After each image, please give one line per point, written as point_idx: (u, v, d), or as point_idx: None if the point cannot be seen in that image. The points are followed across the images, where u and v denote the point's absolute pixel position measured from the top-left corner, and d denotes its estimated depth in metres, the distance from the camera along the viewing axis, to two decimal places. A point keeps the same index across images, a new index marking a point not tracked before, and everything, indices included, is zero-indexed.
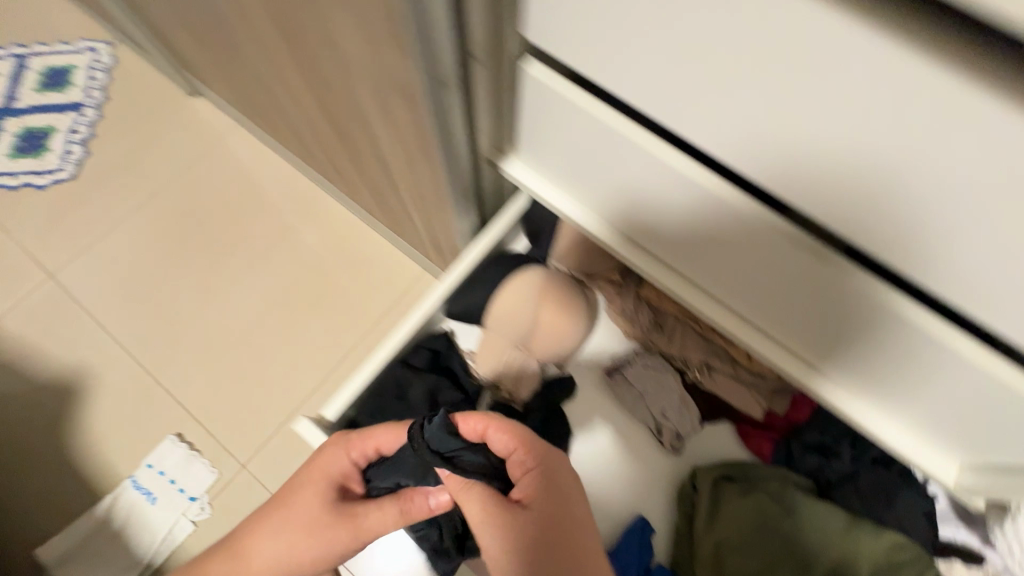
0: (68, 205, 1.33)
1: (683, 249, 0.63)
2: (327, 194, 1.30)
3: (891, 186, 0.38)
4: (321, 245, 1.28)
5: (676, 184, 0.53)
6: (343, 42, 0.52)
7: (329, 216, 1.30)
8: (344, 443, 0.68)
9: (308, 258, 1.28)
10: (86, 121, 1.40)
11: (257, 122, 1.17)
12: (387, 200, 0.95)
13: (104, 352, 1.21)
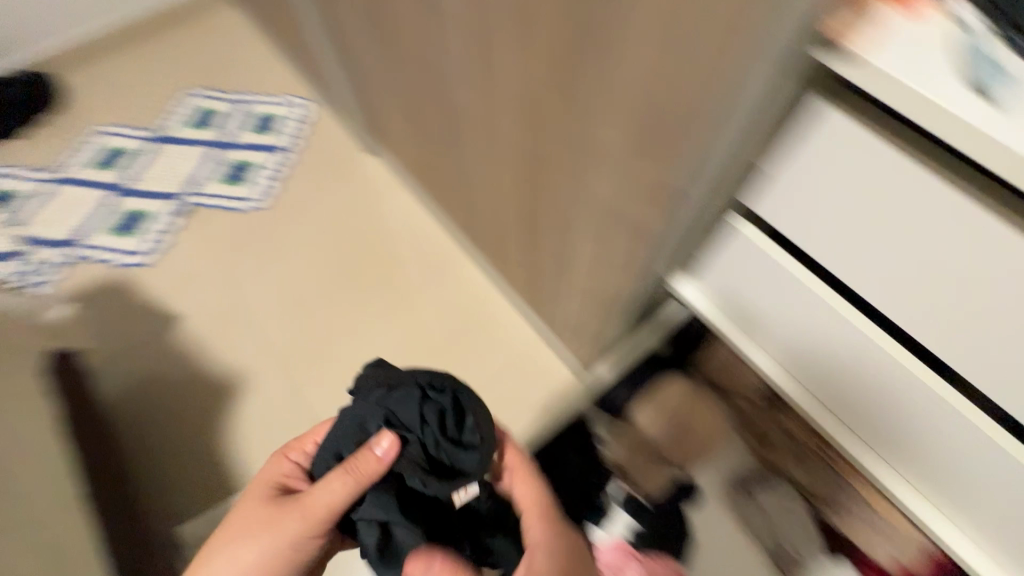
0: (263, 230, 1.63)
1: (833, 383, 0.71)
2: (468, 257, 1.50)
3: None
4: (456, 300, 1.46)
5: (852, 336, 0.62)
6: (588, 182, 0.66)
7: (466, 275, 1.49)
8: (287, 449, 0.86)
9: (442, 309, 1.45)
10: (286, 162, 1.74)
11: (428, 191, 1.40)
12: (537, 281, 1.11)
13: (262, 359, 1.41)
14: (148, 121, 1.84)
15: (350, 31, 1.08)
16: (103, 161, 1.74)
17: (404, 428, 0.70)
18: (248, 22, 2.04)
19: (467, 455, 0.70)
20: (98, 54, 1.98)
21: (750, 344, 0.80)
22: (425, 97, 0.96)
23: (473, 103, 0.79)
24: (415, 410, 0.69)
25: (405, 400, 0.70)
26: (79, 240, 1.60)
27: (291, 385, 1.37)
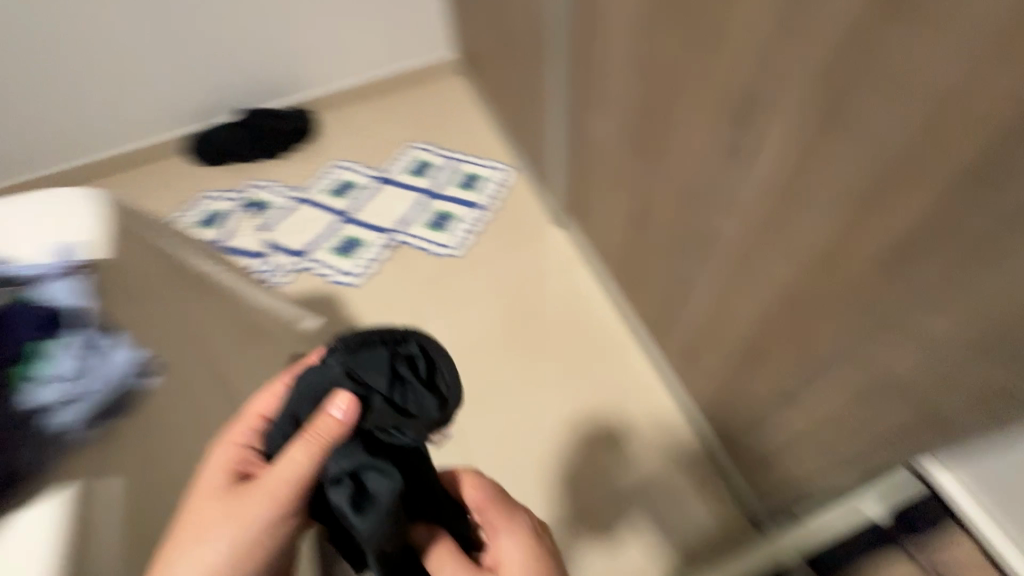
0: (451, 275, 1.81)
1: None
2: (637, 346, 1.59)
3: None
4: (620, 387, 1.54)
5: None
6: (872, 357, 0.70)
7: (632, 363, 1.58)
8: (230, 434, 0.79)
9: (605, 392, 1.54)
10: (482, 219, 1.94)
11: (622, 280, 1.49)
12: (731, 398, 1.14)
13: None
14: (377, 163, 2.15)
15: (606, 140, 1.22)
16: (336, 190, 2.06)
17: (366, 385, 0.69)
18: (470, 91, 2.35)
19: (413, 397, 0.70)
20: (349, 99, 2.38)
21: None
22: (671, 213, 1.06)
23: (741, 242, 0.86)
24: (378, 371, 0.70)
25: (373, 358, 0.70)
26: (308, 253, 1.88)
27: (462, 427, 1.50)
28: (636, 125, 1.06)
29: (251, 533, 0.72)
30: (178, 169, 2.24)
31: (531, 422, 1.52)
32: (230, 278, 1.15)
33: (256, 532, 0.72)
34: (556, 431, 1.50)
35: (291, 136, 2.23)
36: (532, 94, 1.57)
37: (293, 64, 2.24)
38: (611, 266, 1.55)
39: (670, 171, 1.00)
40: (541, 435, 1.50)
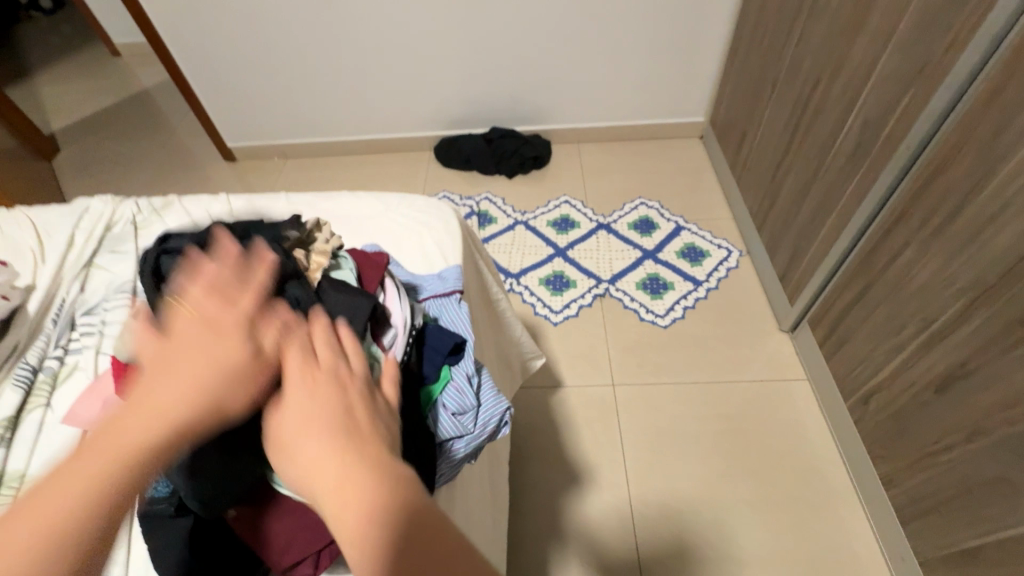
0: (653, 343, 1.70)
1: None
2: (863, 506, 1.35)
3: None
4: (832, 547, 1.31)
5: None
6: None
7: (853, 525, 1.33)
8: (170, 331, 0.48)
9: (812, 546, 1.32)
10: (696, 295, 1.81)
11: (872, 427, 1.28)
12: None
13: (615, 468, 1.46)
14: (603, 209, 2.16)
15: (930, 282, 1.06)
16: (559, 226, 2.10)
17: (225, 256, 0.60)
18: (710, 163, 2.29)
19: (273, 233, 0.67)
20: (587, 142, 2.46)
21: None
22: None
23: None
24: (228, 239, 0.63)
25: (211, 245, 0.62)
26: (520, 278, 1.92)
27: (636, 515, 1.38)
28: (1005, 286, 0.89)
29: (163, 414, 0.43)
30: (423, 166, 2.48)
31: (715, 545, 1.34)
32: (508, 313, 1.06)
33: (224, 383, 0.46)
34: (742, 566, 1.30)
35: (528, 161, 2.34)
36: (816, 195, 1.45)
37: (557, 96, 2.32)
38: (858, 407, 1.34)
39: None
40: (723, 564, 1.31)
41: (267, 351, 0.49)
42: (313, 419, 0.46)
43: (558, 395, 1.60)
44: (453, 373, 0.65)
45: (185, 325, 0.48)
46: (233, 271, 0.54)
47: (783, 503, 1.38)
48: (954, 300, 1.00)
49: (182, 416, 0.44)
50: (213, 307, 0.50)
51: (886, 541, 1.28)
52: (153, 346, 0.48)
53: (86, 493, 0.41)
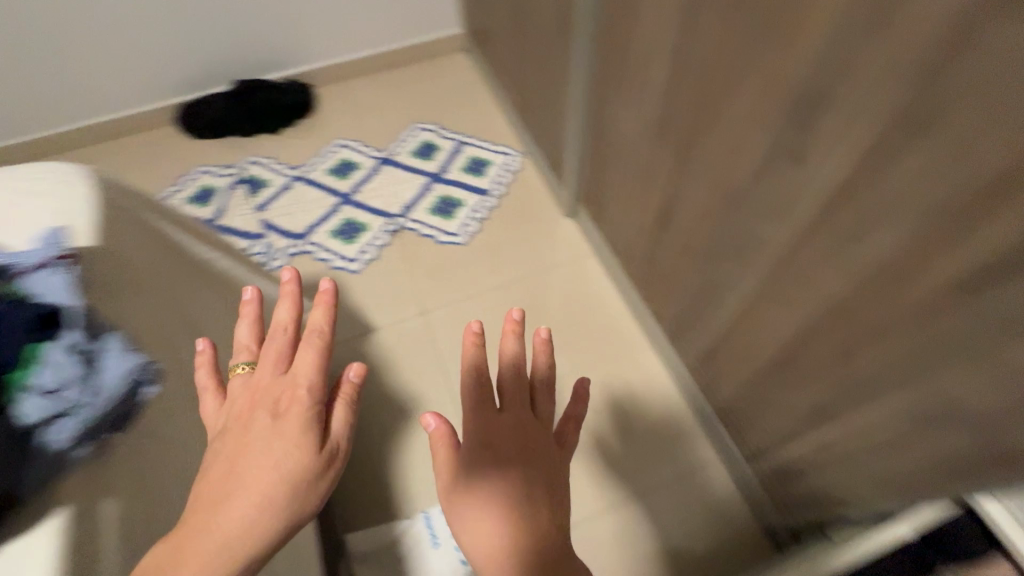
0: (454, 263, 1.71)
1: None
2: (649, 346, 1.53)
3: None
4: (630, 389, 1.47)
5: None
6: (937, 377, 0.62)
7: (645, 365, 1.51)
8: (258, 410, 0.73)
9: (615, 395, 1.47)
10: (486, 206, 1.83)
11: (638, 276, 1.43)
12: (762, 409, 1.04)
13: (439, 392, 1.47)
14: (382, 144, 2.05)
15: (634, 132, 1.14)
16: (339, 171, 1.97)
17: None
18: (480, 74, 2.26)
19: None
20: (353, 78, 2.27)
21: None
22: (706, 216, 0.98)
23: (785, 252, 0.79)
24: None
25: None
26: (308, 237, 1.79)
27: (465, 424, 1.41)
28: (669, 119, 0.98)
29: (262, 486, 0.67)
30: (169, 143, 2.11)
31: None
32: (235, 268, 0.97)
33: (293, 468, 0.69)
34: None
35: (290, 112, 2.12)
36: (550, 81, 1.50)
37: (298, 34, 2.09)
38: (628, 262, 1.47)
39: (707, 170, 0.92)
40: None
41: (338, 435, 0.76)
42: (498, 466, 0.69)
43: (371, 343, 1.56)
44: (48, 349, 0.61)
45: (260, 412, 0.72)
46: (287, 328, 0.82)
47: (590, 365, 1.52)
48: (649, 142, 1.10)
49: (279, 488, 0.68)
50: (281, 397, 0.74)
51: (669, 360, 1.46)
52: (241, 434, 0.71)
53: (218, 548, 0.62)
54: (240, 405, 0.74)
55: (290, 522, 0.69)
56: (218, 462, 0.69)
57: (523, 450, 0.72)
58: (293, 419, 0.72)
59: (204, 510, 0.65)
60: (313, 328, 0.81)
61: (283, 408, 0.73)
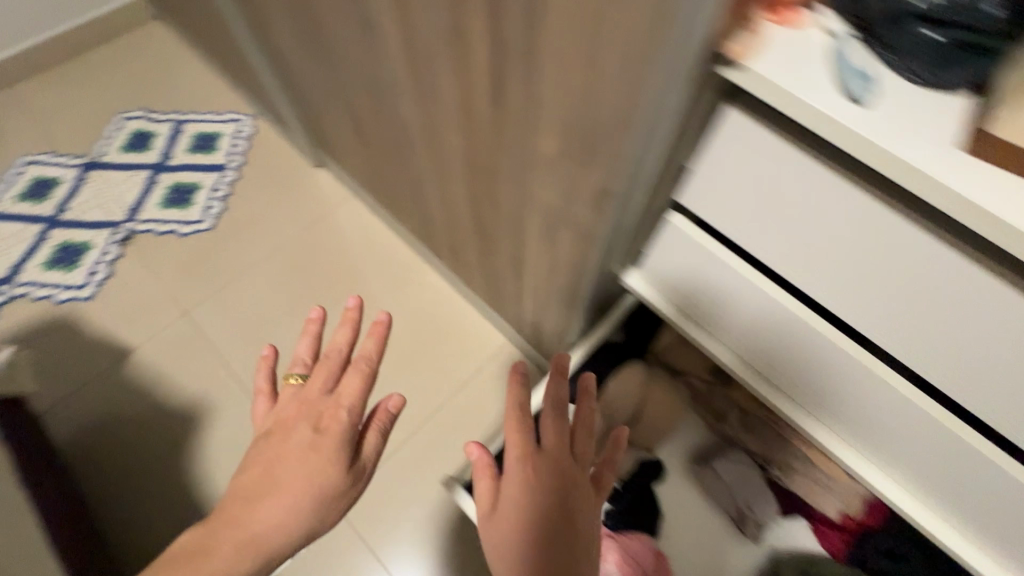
0: (205, 251, 1.55)
1: (830, 365, 0.67)
2: (427, 265, 1.52)
3: (847, 388, 0.68)
4: (418, 311, 1.46)
5: (795, 327, 0.66)
6: (534, 185, 0.68)
7: (427, 284, 1.50)
8: (302, 419, 0.78)
9: (406, 322, 1.45)
10: (226, 181, 1.67)
11: (385, 201, 1.41)
12: (497, 278, 1.10)
13: (223, 386, 1.36)
14: (84, 147, 1.75)
15: (297, 51, 1.08)
16: (35, 193, 1.65)
17: None
18: (181, 38, 1.97)
19: None
20: (22, 79, 1.87)
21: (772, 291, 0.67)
22: (374, 114, 0.97)
23: (420, 123, 0.81)
24: None
25: None
26: (15, 277, 1.50)
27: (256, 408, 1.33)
28: (302, 24, 0.94)
29: (286, 500, 0.70)
30: None
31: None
32: None
33: (319, 485, 0.71)
34: None
35: None
36: (223, 23, 1.36)
37: None
38: (373, 191, 1.44)
39: (347, 65, 0.90)
40: None
41: (367, 458, 0.78)
42: (534, 506, 0.66)
43: (131, 364, 1.39)
44: None
45: (303, 424, 0.77)
46: (339, 350, 0.85)
47: (371, 302, 1.48)
48: (309, 57, 1.05)
49: (302, 503, 0.70)
50: (328, 414, 0.78)
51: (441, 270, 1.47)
52: (279, 440, 0.76)
53: (237, 553, 0.66)
54: (286, 416, 0.79)
55: (311, 531, 0.71)
56: (260, 464, 0.74)
57: (558, 492, 0.67)
58: (325, 431, 0.75)
59: (247, 500, 0.71)
60: (365, 353, 0.84)
61: (325, 423, 0.76)
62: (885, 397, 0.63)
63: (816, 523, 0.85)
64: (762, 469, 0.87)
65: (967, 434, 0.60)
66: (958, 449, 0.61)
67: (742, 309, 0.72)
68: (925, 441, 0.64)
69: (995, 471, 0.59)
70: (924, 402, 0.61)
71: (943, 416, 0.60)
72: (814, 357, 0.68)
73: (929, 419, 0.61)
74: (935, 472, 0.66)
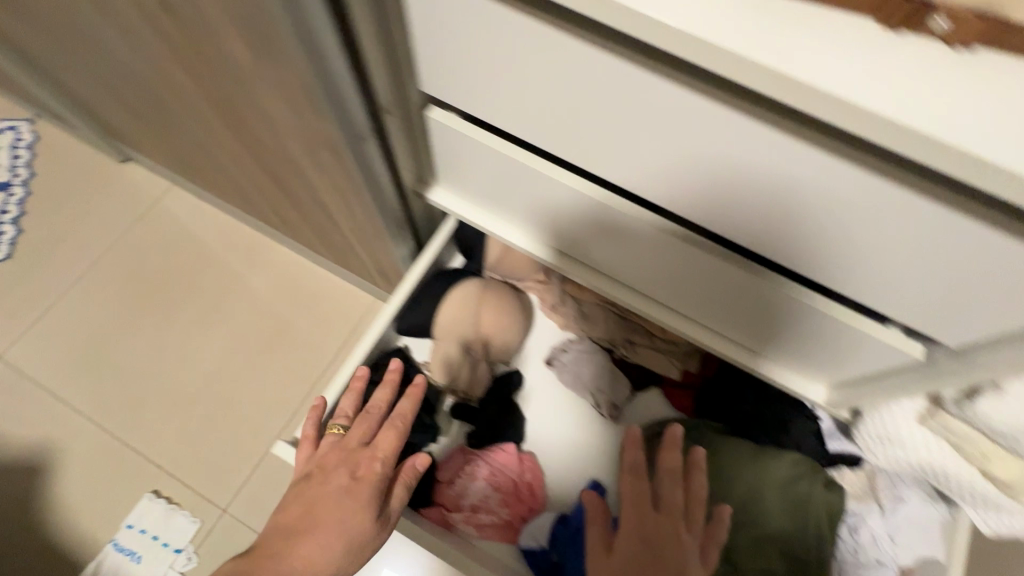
0: (8, 284, 1.34)
1: (636, 241, 0.64)
2: (268, 237, 1.36)
3: (655, 260, 0.66)
4: (271, 289, 1.32)
5: (593, 207, 0.63)
6: (262, 98, 0.60)
7: (275, 258, 1.35)
8: (336, 465, 0.72)
9: (261, 303, 1.31)
10: (15, 199, 1.43)
11: (197, 179, 1.25)
12: (320, 228, 1.00)
13: (65, 423, 1.21)
14: None
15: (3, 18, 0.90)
16: None
17: None
18: None
19: None
20: None
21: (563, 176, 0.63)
22: (111, 73, 0.83)
23: (141, 64, 0.70)
24: None
25: None
26: None
27: (108, 436, 1.19)
28: None
29: (320, 549, 0.63)
30: None
31: (190, 380, 1.25)
32: None
33: (348, 537, 0.66)
34: (224, 372, 1.25)
35: None
36: None
37: None
38: (182, 171, 1.27)
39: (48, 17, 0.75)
40: (211, 386, 1.24)
41: (390, 512, 0.72)
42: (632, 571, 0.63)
43: None
44: None
45: (342, 469, 0.71)
46: (384, 403, 0.79)
47: (216, 294, 1.33)
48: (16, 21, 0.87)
49: (335, 557, 0.64)
50: (370, 471, 0.71)
51: (282, 239, 1.32)
52: (313, 483, 0.70)
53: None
54: (318, 460, 0.73)
55: None
56: (296, 506, 0.68)
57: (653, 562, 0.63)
58: (364, 483, 0.70)
59: (286, 536, 0.64)
60: (404, 408, 0.79)
61: (364, 472, 0.71)
62: (666, 248, 0.62)
63: (668, 388, 0.90)
64: (609, 351, 0.90)
65: (738, 262, 0.57)
66: (733, 276, 0.58)
67: (548, 202, 0.68)
68: (714, 280, 0.62)
69: (770, 290, 0.57)
70: (694, 240, 0.58)
71: (716, 252, 0.58)
72: (618, 234, 0.65)
73: (706, 259, 0.59)
74: (757, 324, 0.66)
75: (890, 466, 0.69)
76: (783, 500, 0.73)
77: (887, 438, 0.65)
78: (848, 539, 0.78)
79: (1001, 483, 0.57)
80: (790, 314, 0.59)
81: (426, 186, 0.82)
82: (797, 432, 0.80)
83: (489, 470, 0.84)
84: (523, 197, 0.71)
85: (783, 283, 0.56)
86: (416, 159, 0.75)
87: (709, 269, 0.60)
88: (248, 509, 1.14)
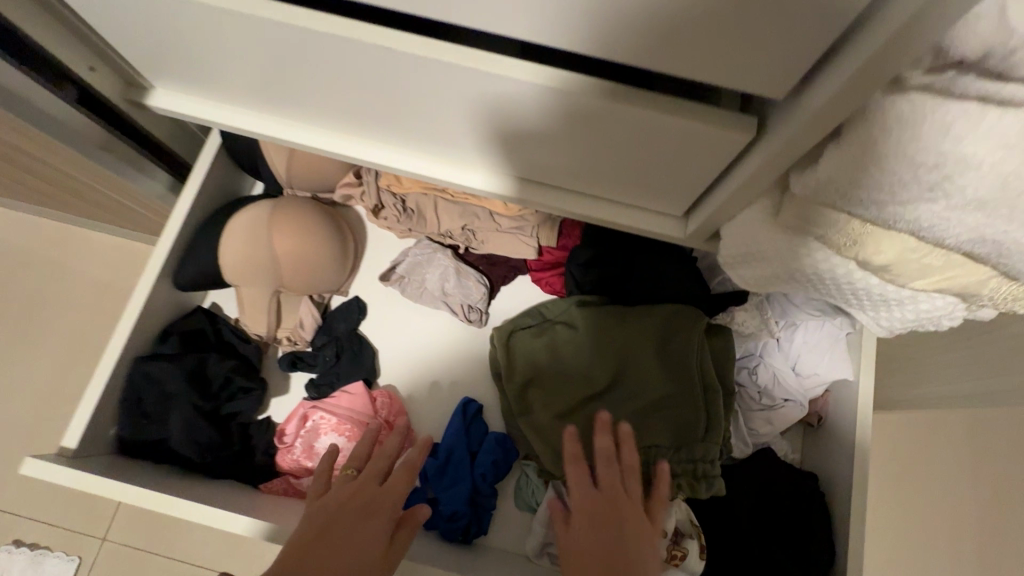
0: None
1: (407, 79, 0.49)
2: (70, 227, 1.12)
3: (437, 102, 0.52)
4: (90, 286, 1.10)
5: (331, 47, 0.47)
6: None
7: (84, 249, 1.12)
8: (346, 493, 0.55)
9: (84, 304, 1.10)
10: None
11: None
12: (71, 187, 0.78)
13: None
14: None
15: None
16: None
17: None
18: None
19: None
20: None
21: (273, 9, 0.45)
22: None
23: None
24: None
25: None
26: None
27: None
28: None
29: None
30: None
31: (22, 411, 1.05)
32: None
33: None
34: (62, 392, 1.06)
35: None
36: None
37: None
38: None
39: None
40: (50, 411, 1.05)
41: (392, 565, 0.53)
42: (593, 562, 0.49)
43: None
44: None
45: (355, 500, 0.54)
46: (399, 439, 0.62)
47: (28, 307, 1.11)
48: None
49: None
50: (376, 520, 0.53)
51: (84, 220, 1.08)
52: (322, 510, 0.53)
53: None
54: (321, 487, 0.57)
55: None
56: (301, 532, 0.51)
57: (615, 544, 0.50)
58: (377, 525, 0.53)
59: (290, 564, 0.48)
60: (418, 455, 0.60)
61: (378, 507, 0.54)
62: (425, 74, 0.48)
63: (532, 274, 0.76)
64: (453, 248, 0.76)
65: (501, 66, 0.45)
66: (500, 90, 0.47)
67: (295, 61, 0.51)
68: (498, 110, 0.50)
69: (543, 94, 0.45)
70: (444, 55, 0.45)
71: (473, 60, 0.45)
72: (388, 81, 0.50)
73: (459, 72, 0.46)
74: (589, 161, 0.55)
75: (755, 287, 0.57)
76: (658, 361, 0.64)
77: (749, 259, 0.54)
78: (750, 384, 0.68)
79: (876, 267, 0.45)
80: (585, 122, 0.48)
81: (142, 92, 0.62)
82: (676, 282, 0.67)
83: (335, 419, 0.68)
84: (339, 89, 0.54)
85: (551, 79, 0.44)
86: (73, 38, 0.56)
87: (498, 90, 0.47)
88: (129, 530, 1.00)
